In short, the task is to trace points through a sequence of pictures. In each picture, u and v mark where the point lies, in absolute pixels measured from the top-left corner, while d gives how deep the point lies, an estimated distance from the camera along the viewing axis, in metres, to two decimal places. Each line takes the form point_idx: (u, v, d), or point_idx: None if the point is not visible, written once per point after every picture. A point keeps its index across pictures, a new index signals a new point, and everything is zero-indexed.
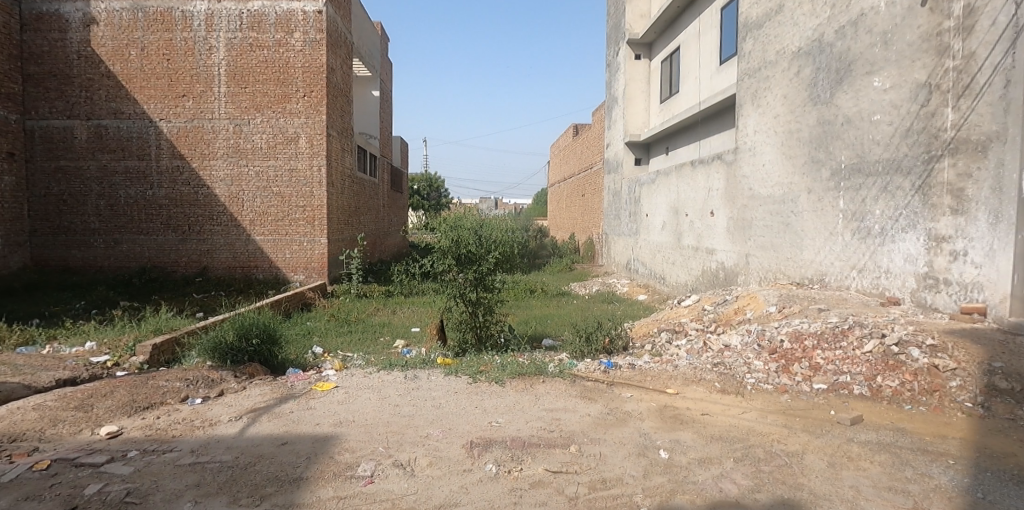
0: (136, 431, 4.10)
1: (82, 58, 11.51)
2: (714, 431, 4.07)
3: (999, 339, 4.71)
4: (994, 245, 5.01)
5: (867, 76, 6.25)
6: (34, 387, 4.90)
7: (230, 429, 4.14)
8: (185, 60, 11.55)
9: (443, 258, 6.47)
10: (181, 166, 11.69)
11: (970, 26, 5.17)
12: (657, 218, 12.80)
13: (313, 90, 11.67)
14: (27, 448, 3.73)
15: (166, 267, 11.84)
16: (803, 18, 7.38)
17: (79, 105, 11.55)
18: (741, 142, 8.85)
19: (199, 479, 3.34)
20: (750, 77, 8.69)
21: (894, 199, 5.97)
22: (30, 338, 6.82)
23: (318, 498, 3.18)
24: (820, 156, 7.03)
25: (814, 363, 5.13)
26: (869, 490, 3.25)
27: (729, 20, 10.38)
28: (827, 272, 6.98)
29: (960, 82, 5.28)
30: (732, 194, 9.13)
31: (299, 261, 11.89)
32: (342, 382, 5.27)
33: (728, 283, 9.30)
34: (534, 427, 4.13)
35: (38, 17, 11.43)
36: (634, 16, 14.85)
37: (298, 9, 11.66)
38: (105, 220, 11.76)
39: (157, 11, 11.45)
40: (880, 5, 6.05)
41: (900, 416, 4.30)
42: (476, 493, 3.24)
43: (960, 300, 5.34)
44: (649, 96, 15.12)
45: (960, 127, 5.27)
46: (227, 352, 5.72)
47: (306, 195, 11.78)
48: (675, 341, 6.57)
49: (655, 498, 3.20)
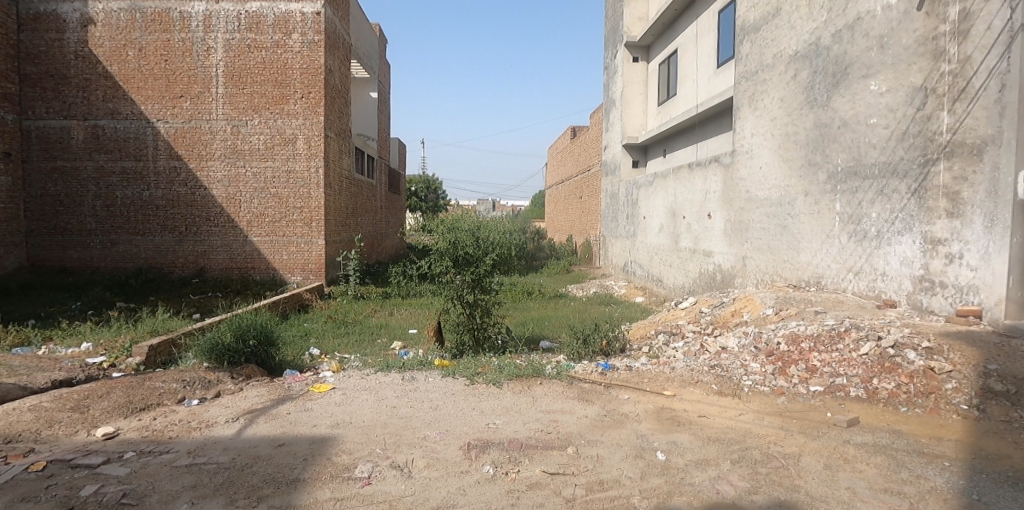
0: (133, 432, 4.09)
1: (80, 58, 11.49)
2: (711, 433, 4.08)
3: (995, 341, 4.72)
4: (989, 248, 5.04)
5: (863, 79, 6.28)
6: (30, 388, 4.88)
7: (227, 431, 4.13)
8: (183, 61, 11.54)
9: (440, 259, 6.47)
10: (178, 167, 11.68)
11: (966, 30, 5.21)
12: (654, 220, 12.83)
13: (311, 91, 11.66)
14: (24, 449, 3.72)
15: (163, 268, 11.81)
16: (800, 22, 7.41)
17: (77, 106, 11.53)
18: (739, 144, 8.88)
19: (197, 480, 3.34)
20: (748, 80, 8.71)
21: (890, 202, 5.99)
22: (27, 338, 6.80)
23: (315, 499, 3.18)
24: (817, 159, 7.06)
25: (811, 365, 5.14)
26: (865, 491, 3.26)
27: (727, 23, 10.41)
28: (824, 275, 7.00)
29: (956, 86, 5.31)
30: (729, 196, 9.16)
31: (296, 262, 11.87)
32: (339, 383, 5.26)
33: (725, 285, 9.32)
34: (531, 428, 4.13)
35: (36, 17, 11.42)
36: (632, 19, 14.88)
37: (297, 10, 11.64)
38: (102, 221, 11.73)
39: (155, 12, 11.44)
40: (876, 9, 6.08)
41: (895, 418, 4.32)
42: (474, 495, 3.24)
43: (956, 303, 5.37)
44: (647, 98, 15.15)
45: (956, 130, 5.30)
46: (224, 354, 5.70)
47: (304, 196, 11.77)
48: (672, 343, 6.59)
49: (653, 499, 3.21)
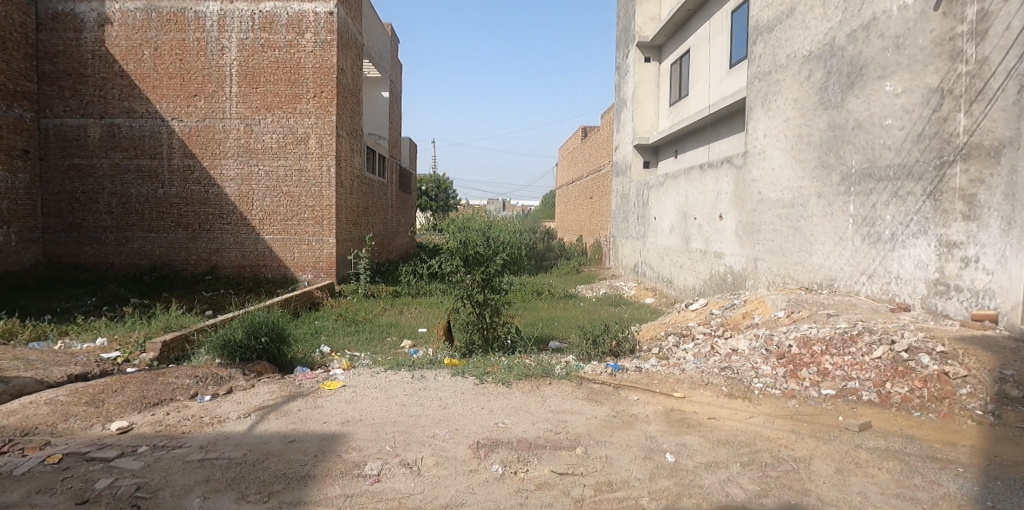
0: (146, 426, 4.14)
1: (96, 57, 11.64)
2: (721, 435, 4.06)
3: (1011, 347, 4.66)
4: (1006, 252, 4.97)
5: (878, 80, 6.21)
6: (46, 382, 4.96)
7: (238, 426, 4.17)
8: (197, 60, 11.65)
9: (451, 259, 6.49)
10: (192, 165, 11.79)
11: (984, 31, 5.16)
12: (665, 222, 12.77)
13: (323, 90, 11.74)
14: (40, 441, 3.79)
15: (176, 265, 11.93)
16: (814, 22, 7.36)
17: (93, 104, 11.68)
18: (751, 145, 8.83)
19: (209, 475, 3.37)
20: (760, 81, 8.66)
21: (905, 204, 5.93)
22: (42, 333, 6.90)
23: (325, 496, 3.19)
24: (830, 160, 7.00)
25: (822, 368, 5.10)
26: (877, 496, 3.23)
27: (740, 23, 10.35)
28: (836, 277, 6.94)
29: (973, 87, 5.25)
30: (741, 198, 9.10)
31: (307, 260, 11.95)
32: (349, 381, 5.29)
33: (736, 287, 9.27)
34: (540, 428, 4.14)
35: (54, 17, 11.59)
36: (644, 19, 14.82)
37: (310, 10, 11.70)
38: (117, 218, 11.88)
39: (170, 12, 11.56)
40: (892, 9, 6.02)
41: (909, 422, 4.27)
42: (483, 493, 3.25)
43: (971, 307, 5.30)
44: (658, 99, 15.11)
45: (973, 132, 5.24)
46: (235, 350, 5.71)
47: (315, 195, 11.85)
48: (682, 344, 6.54)
49: (661, 501, 3.20)
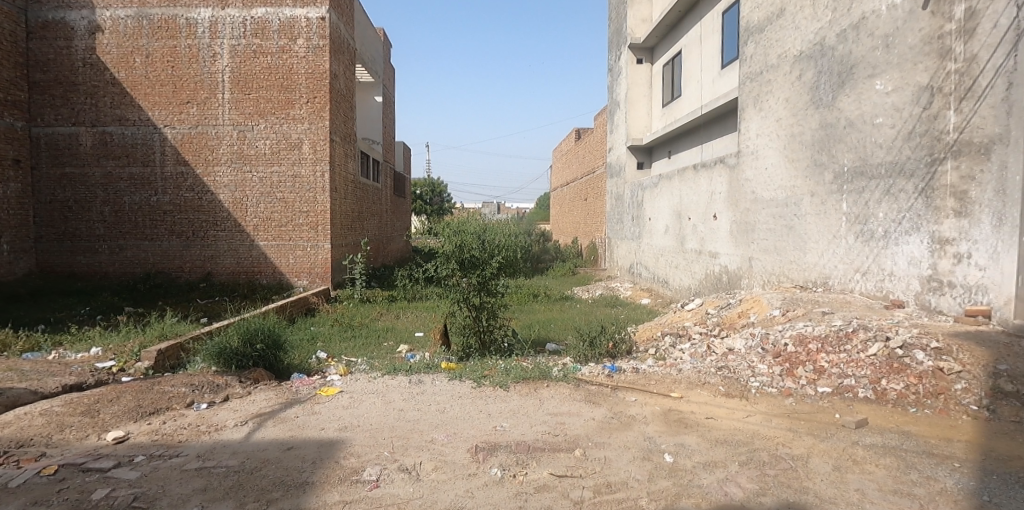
0: (142, 436, 4.12)
1: (87, 65, 11.60)
2: (719, 435, 4.07)
3: (1004, 341, 4.69)
4: (997, 247, 5.00)
5: (869, 79, 6.27)
6: (41, 393, 4.93)
7: (236, 434, 4.15)
8: (189, 67, 11.62)
9: (446, 263, 6.51)
10: (185, 172, 11.74)
11: (972, 29, 5.19)
12: (660, 222, 12.80)
13: (316, 96, 11.73)
14: (35, 453, 3.76)
15: (171, 273, 11.89)
16: (804, 22, 7.41)
17: (85, 112, 11.65)
18: (744, 145, 8.87)
19: (206, 483, 3.36)
20: (752, 81, 8.70)
21: (898, 201, 5.96)
22: (36, 344, 6.84)
23: (324, 502, 3.19)
24: (822, 159, 7.04)
25: (819, 366, 5.12)
26: (874, 493, 3.24)
27: (730, 24, 10.42)
28: (831, 275, 6.98)
29: (962, 85, 5.28)
30: (735, 197, 9.12)
31: (302, 265, 11.92)
32: (347, 386, 5.28)
33: (732, 286, 9.30)
34: (538, 431, 4.14)
35: (44, 25, 11.52)
36: (635, 20, 14.84)
37: (302, 16, 11.70)
38: (111, 226, 11.82)
39: (161, 19, 11.53)
40: (881, 8, 6.07)
41: (904, 419, 4.29)
42: (482, 497, 3.25)
43: (965, 303, 5.33)
44: (651, 100, 15.16)
45: (963, 129, 5.27)
46: (232, 358, 5.68)
47: (310, 200, 11.83)
48: (678, 345, 6.55)
49: (660, 501, 3.21)
